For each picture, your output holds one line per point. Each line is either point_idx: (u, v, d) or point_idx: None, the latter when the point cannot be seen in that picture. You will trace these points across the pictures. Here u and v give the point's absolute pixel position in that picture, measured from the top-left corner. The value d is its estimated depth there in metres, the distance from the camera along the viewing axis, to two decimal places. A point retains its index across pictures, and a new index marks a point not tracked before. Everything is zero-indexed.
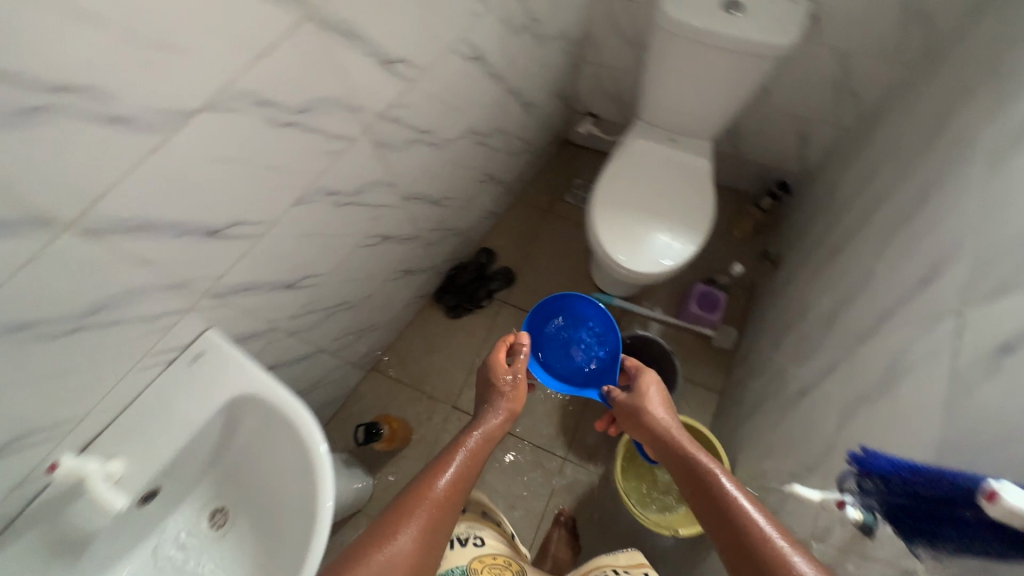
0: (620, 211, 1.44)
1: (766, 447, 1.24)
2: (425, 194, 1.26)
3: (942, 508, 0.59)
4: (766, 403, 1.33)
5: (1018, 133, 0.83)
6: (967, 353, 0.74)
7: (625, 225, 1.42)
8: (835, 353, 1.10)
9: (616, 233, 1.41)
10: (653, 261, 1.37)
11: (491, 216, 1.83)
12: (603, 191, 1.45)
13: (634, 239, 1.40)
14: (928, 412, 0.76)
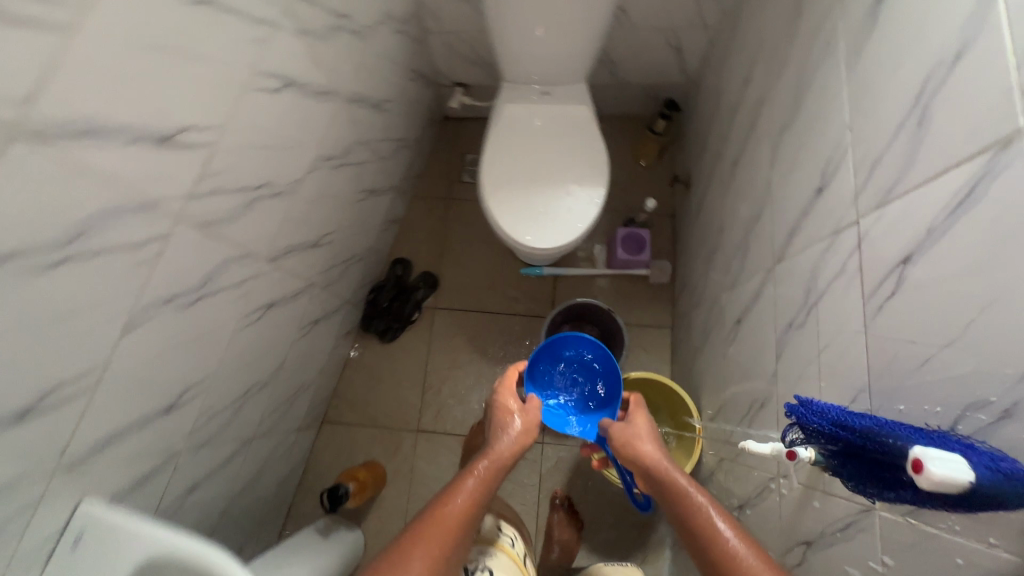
0: (514, 189, 1.33)
1: (720, 380, 1.23)
2: (297, 243, 1.13)
3: (888, 468, 0.55)
4: (710, 334, 1.32)
5: (867, 11, 0.76)
6: (868, 268, 0.70)
7: (524, 203, 1.32)
8: (756, 276, 1.07)
9: (516, 215, 1.31)
10: (563, 232, 1.29)
11: (391, 224, 1.70)
12: (490, 173, 1.34)
13: (539, 214, 1.31)
14: (849, 336, 0.73)
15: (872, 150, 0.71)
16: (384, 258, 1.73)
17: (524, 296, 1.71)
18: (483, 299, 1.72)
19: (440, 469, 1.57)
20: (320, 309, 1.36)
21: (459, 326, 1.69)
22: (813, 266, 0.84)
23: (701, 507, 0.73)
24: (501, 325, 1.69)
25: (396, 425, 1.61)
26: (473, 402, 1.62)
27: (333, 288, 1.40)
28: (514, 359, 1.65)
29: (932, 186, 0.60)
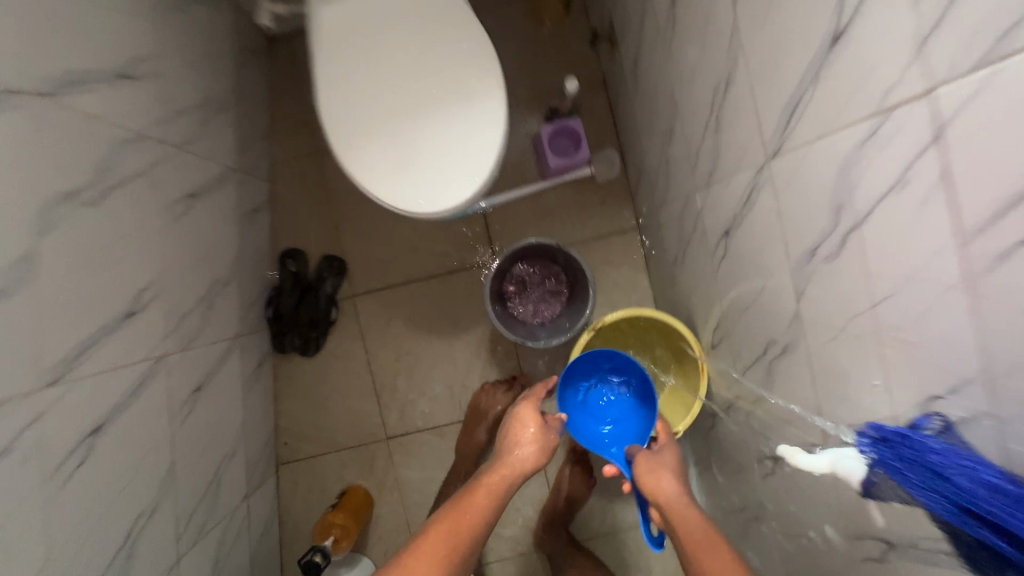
0: (376, 139, 0.94)
1: (714, 301, 0.97)
2: (98, 327, 0.77)
3: None
4: (687, 243, 1.03)
5: None
6: (957, 181, 0.39)
7: (396, 153, 0.94)
8: (737, 173, 0.76)
9: (391, 172, 0.93)
10: (463, 176, 0.93)
11: (254, 214, 1.29)
12: (337, 131, 0.95)
13: (421, 162, 0.93)
14: (930, 290, 0.45)
15: None
16: (268, 257, 1.35)
17: (455, 245, 1.38)
18: (407, 266, 1.38)
19: (427, 469, 1.38)
20: (197, 370, 1.03)
21: (391, 307, 1.38)
22: (845, 159, 0.51)
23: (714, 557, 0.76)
24: (438, 290, 1.38)
25: (361, 440, 1.39)
26: (438, 388, 1.38)
27: (204, 336, 1.06)
28: (468, 324, 1.37)
29: None
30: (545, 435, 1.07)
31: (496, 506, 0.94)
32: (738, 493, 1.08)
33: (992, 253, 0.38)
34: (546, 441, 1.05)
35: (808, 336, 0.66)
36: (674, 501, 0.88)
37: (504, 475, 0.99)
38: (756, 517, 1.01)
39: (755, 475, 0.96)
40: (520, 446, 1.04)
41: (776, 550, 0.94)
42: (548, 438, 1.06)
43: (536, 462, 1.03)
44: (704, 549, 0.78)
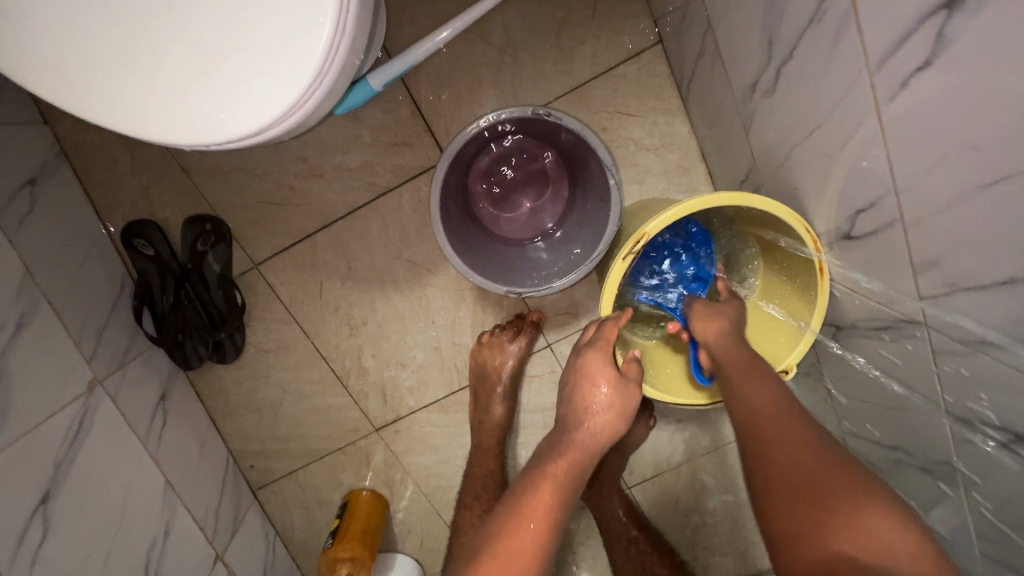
0: (96, 26, 0.48)
1: (861, 158, 0.50)
2: None
3: None
4: (790, 47, 0.52)
5: None
6: None
7: (131, 36, 0.48)
8: None
9: (139, 82, 0.49)
10: (269, 30, 0.46)
11: (34, 189, 0.77)
12: (8, 35, 0.49)
13: (185, 36, 0.47)
14: None
15: None
16: (103, 246, 0.87)
17: (377, 149, 0.87)
18: (316, 200, 0.89)
19: (441, 452, 1.05)
20: (23, 481, 0.64)
21: (316, 265, 0.92)
22: None
23: (747, 380, 0.61)
24: (375, 223, 0.90)
25: (341, 441, 1.04)
26: (420, 355, 0.99)
27: (12, 428, 0.65)
28: (434, 260, 0.92)
29: None
30: (625, 392, 0.70)
31: (567, 508, 0.61)
32: (883, 426, 0.72)
33: None
34: (626, 404, 0.69)
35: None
36: (715, 331, 0.69)
37: (570, 460, 0.64)
38: (925, 468, 0.66)
39: (940, 426, 0.58)
40: (590, 414, 0.68)
41: (975, 522, 0.60)
42: (628, 392, 0.70)
43: (612, 430, 0.68)
44: (740, 371, 0.63)
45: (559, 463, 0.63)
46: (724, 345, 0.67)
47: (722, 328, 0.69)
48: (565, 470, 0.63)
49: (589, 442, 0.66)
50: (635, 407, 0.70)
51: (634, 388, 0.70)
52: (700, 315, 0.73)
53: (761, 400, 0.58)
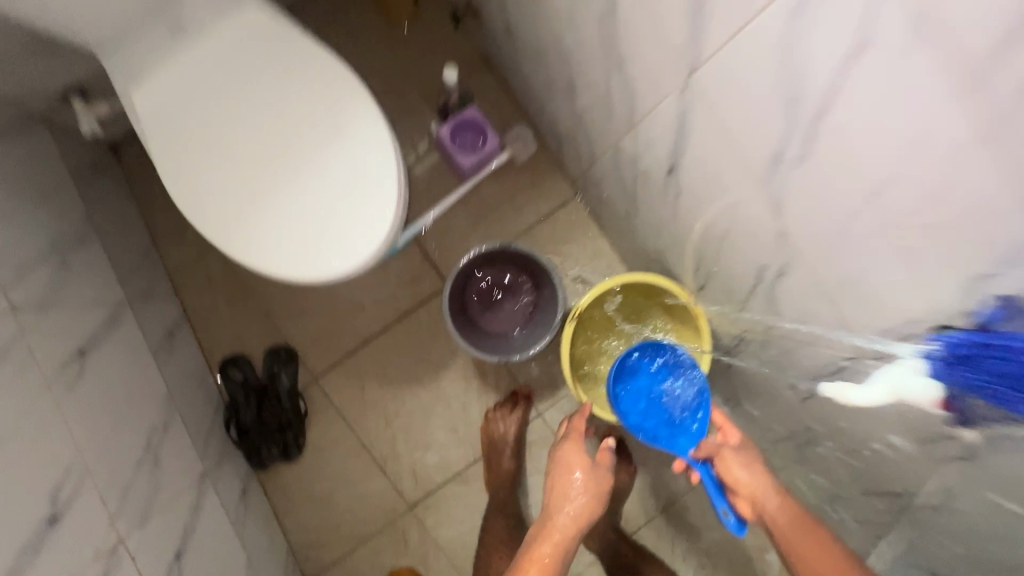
0: (258, 210, 0.79)
1: (686, 242, 0.88)
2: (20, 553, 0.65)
3: None
4: (637, 191, 0.93)
5: None
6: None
7: (279, 215, 0.79)
8: (662, 103, 0.66)
9: (282, 243, 0.79)
10: (365, 215, 0.79)
11: (171, 339, 1.12)
12: (202, 211, 0.79)
13: (311, 216, 0.79)
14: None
15: None
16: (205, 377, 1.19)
17: (401, 284, 1.25)
18: (358, 326, 1.25)
19: (465, 521, 1.25)
20: (169, 542, 0.88)
21: (359, 373, 1.25)
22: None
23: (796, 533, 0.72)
24: (401, 336, 1.25)
25: (382, 522, 1.25)
26: (441, 436, 1.25)
27: (163, 502, 0.90)
28: (446, 358, 1.25)
29: None
30: (598, 475, 0.79)
31: None
32: (778, 421, 1.01)
33: None
34: (600, 486, 0.78)
35: (856, 244, 0.49)
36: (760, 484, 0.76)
37: (552, 544, 0.72)
38: (808, 441, 0.94)
39: (792, 400, 0.88)
40: (569, 498, 0.77)
41: (841, 467, 0.87)
42: (600, 477, 0.79)
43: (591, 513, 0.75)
44: (798, 532, 0.72)
45: (542, 547, 0.71)
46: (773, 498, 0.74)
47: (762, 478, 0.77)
48: (548, 555, 0.70)
49: (568, 525, 0.74)
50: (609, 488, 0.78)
51: (605, 474, 0.79)
52: (736, 469, 0.78)
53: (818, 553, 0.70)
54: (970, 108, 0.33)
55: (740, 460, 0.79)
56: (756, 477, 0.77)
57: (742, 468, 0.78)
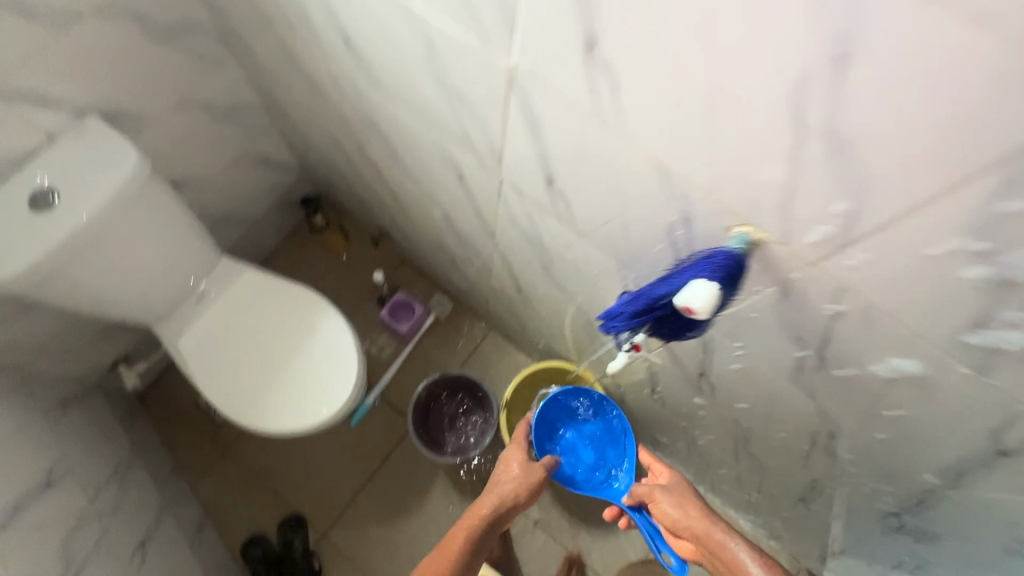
0: (270, 392, 1.18)
1: (556, 329, 1.30)
2: None
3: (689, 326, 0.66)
4: (518, 308, 1.37)
5: (353, 57, 0.82)
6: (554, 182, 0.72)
7: (284, 391, 1.18)
8: (497, 253, 1.13)
9: (289, 408, 1.17)
10: (340, 374, 1.20)
11: (200, 534, 1.36)
12: (233, 404, 1.17)
13: (305, 385, 1.19)
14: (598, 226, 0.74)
15: (464, 131, 0.78)
16: (229, 562, 1.40)
17: (377, 433, 1.57)
18: (350, 478, 1.53)
19: None
20: None
21: (358, 518, 1.49)
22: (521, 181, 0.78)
23: (730, 550, 0.83)
24: (386, 475, 1.53)
25: None
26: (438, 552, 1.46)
27: None
28: (426, 482, 1.52)
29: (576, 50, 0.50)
30: (529, 469, 0.97)
31: (470, 551, 0.86)
32: (676, 436, 1.34)
33: (587, 191, 0.69)
34: (528, 477, 0.95)
35: (591, 285, 0.92)
36: (692, 519, 0.89)
37: (478, 513, 0.90)
38: (695, 439, 1.26)
39: (665, 411, 1.24)
40: (500, 482, 0.95)
41: (716, 445, 1.20)
42: (533, 471, 0.96)
43: (516, 499, 0.93)
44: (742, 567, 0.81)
45: (470, 518, 0.90)
46: (706, 528, 0.87)
47: (690, 511, 0.91)
48: (475, 522, 0.89)
49: (494, 501, 0.92)
50: (537, 481, 0.95)
51: (537, 468, 0.97)
52: (666, 507, 0.94)
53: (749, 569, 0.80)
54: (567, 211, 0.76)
55: (671, 498, 0.95)
56: (685, 510, 0.91)
57: (672, 506, 0.93)
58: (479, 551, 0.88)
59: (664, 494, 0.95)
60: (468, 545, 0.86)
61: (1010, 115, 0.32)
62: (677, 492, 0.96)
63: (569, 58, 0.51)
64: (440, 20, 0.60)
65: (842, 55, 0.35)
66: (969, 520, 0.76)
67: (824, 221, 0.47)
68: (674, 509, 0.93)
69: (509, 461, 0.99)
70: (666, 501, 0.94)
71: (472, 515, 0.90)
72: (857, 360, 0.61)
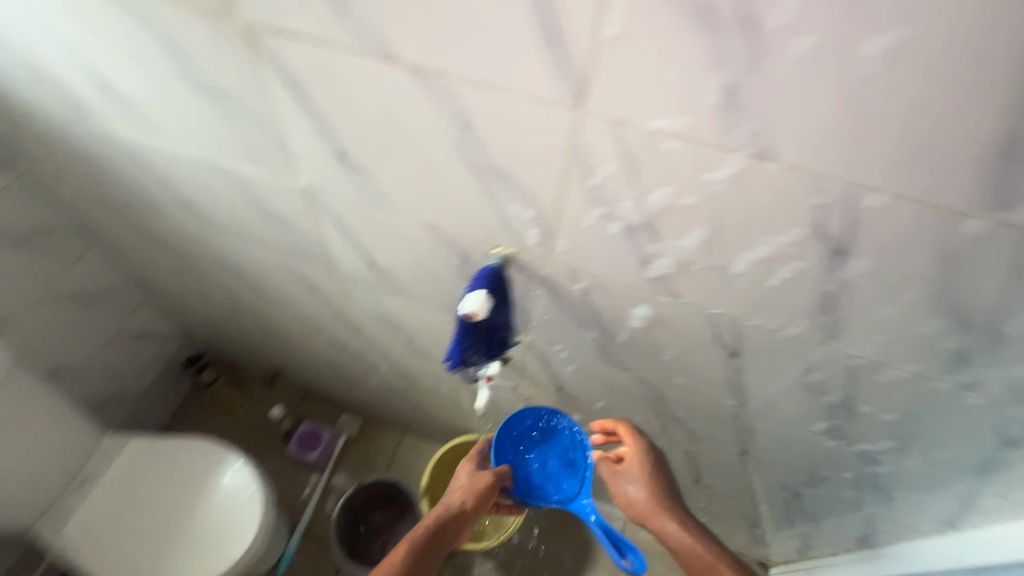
0: (174, 554, 1.15)
1: (450, 403, 1.40)
2: None
3: (499, 332, 0.83)
4: (413, 396, 1.47)
5: (196, 216, 0.99)
6: (376, 263, 0.90)
7: (190, 548, 1.16)
8: (372, 347, 1.26)
9: (198, 563, 1.14)
10: (245, 512, 1.19)
11: None
12: None
13: (211, 535, 1.17)
14: (420, 287, 0.91)
15: (298, 246, 0.95)
16: None
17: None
18: None
19: None
20: None
21: None
22: (354, 271, 0.95)
23: (681, 540, 0.81)
24: None
25: None
26: None
27: None
28: None
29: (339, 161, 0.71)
30: (478, 478, 0.88)
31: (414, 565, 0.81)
32: None
33: (398, 261, 0.87)
34: (476, 486, 0.87)
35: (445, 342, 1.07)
36: (642, 512, 0.85)
37: (424, 524, 0.85)
38: None
39: None
40: (448, 494, 0.88)
41: None
42: (478, 479, 0.88)
43: (459, 509, 0.85)
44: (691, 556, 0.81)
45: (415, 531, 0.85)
46: (662, 525, 0.83)
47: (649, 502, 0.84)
48: (419, 535, 0.84)
49: (440, 512, 0.86)
50: (481, 488, 0.86)
51: (481, 475, 0.88)
52: (628, 491, 0.86)
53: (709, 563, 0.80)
54: (396, 284, 0.93)
55: (632, 486, 0.86)
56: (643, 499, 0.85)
57: (633, 494, 0.86)
58: (428, 565, 0.83)
59: (619, 485, 0.87)
60: (410, 558, 0.82)
61: (559, 130, 0.55)
62: (634, 483, 0.86)
63: (336, 171, 0.73)
64: (247, 169, 0.80)
65: (465, 123, 0.58)
66: (781, 432, 0.92)
67: (530, 225, 0.68)
68: (634, 497, 0.85)
69: (458, 472, 0.91)
70: (623, 489, 0.87)
71: (417, 527, 0.85)
72: (621, 321, 0.80)
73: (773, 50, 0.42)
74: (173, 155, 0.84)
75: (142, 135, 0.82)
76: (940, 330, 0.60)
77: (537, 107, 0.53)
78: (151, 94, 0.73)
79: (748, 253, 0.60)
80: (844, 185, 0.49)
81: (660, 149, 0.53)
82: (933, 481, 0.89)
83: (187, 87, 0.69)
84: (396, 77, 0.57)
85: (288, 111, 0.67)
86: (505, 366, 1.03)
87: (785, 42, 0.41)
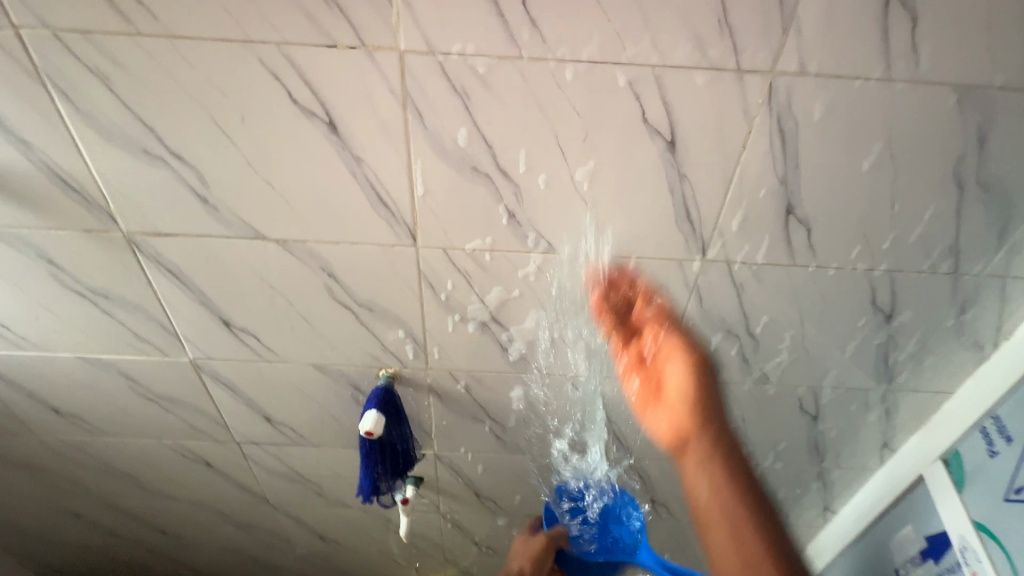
0: None
1: (376, 555, 1.34)
2: None
3: (402, 447, 0.90)
4: (335, 563, 1.38)
5: (71, 422, 0.96)
6: (272, 417, 0.95)
7: None
8: (282, 516, 1.21)
9: None
10: None
11: None
12: None
13: None
14: (320, 428, 0.97)
15: (189, 422, 0.97)
16: None
17: None
18: None
19: None
20: None
21: None
22: (252, 432, 0.98)
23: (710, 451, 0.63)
24: None
25: None
26: None
27: None
28: None
29: (226, 327, 0.80)
30: None
31: None
32: None
33: (295, 408, 0.93)
34: None
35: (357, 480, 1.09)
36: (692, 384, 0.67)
37: None
38: None
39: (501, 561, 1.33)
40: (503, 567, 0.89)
41: None
42: None
43: None
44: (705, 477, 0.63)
45: None
46: (700, 421, 0.65)
47: (700, 382, 0.67)
48: None
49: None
50: None
51: None
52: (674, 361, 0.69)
53: (714, 484, 0.61)
54: (297, 432, 0.97)
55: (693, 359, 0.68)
56: (692, 381, 0.67)
57: (683, 369, 0.68)
58: None
59: (672, 341, 0.69)
60: None
61: (406, 262, 0.72)
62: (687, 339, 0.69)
63: (221, 337, 0.82)
64: (129, 356, 0.85)
65: (332, 273, 0.73)
66: (669, 468, 1.06)
67: (405, 341, 0.81)
68: (688, 372, 0.67)
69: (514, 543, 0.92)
70: (683, 360, 0.68)
71: None
72: (506, 406, 0.92)
73: (527, 184, 0.64)
74: (46, 362, 0.86)
75: (11, 350, 0.84)
76: (720, 342, 0.81)
77: (386, 249, 0.70)
78: (24, 309, 0.78)
79: (573, 321, 0.78)
80: (609, 258, 0.71)
81: (483, 260, 0.71)
82: (793, 476, 1.05)
83: (68, 294, 0.76)
84: (267, 249, 0.70)
85: (173, 294, 0.76)
86: (420, 485, 1.07)
87: (533, 178, 0.63)
